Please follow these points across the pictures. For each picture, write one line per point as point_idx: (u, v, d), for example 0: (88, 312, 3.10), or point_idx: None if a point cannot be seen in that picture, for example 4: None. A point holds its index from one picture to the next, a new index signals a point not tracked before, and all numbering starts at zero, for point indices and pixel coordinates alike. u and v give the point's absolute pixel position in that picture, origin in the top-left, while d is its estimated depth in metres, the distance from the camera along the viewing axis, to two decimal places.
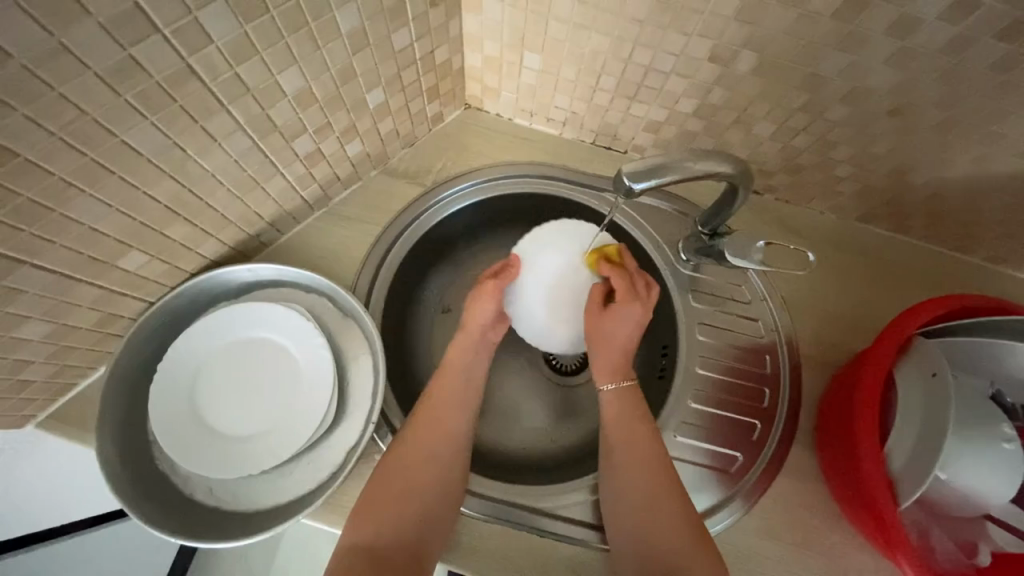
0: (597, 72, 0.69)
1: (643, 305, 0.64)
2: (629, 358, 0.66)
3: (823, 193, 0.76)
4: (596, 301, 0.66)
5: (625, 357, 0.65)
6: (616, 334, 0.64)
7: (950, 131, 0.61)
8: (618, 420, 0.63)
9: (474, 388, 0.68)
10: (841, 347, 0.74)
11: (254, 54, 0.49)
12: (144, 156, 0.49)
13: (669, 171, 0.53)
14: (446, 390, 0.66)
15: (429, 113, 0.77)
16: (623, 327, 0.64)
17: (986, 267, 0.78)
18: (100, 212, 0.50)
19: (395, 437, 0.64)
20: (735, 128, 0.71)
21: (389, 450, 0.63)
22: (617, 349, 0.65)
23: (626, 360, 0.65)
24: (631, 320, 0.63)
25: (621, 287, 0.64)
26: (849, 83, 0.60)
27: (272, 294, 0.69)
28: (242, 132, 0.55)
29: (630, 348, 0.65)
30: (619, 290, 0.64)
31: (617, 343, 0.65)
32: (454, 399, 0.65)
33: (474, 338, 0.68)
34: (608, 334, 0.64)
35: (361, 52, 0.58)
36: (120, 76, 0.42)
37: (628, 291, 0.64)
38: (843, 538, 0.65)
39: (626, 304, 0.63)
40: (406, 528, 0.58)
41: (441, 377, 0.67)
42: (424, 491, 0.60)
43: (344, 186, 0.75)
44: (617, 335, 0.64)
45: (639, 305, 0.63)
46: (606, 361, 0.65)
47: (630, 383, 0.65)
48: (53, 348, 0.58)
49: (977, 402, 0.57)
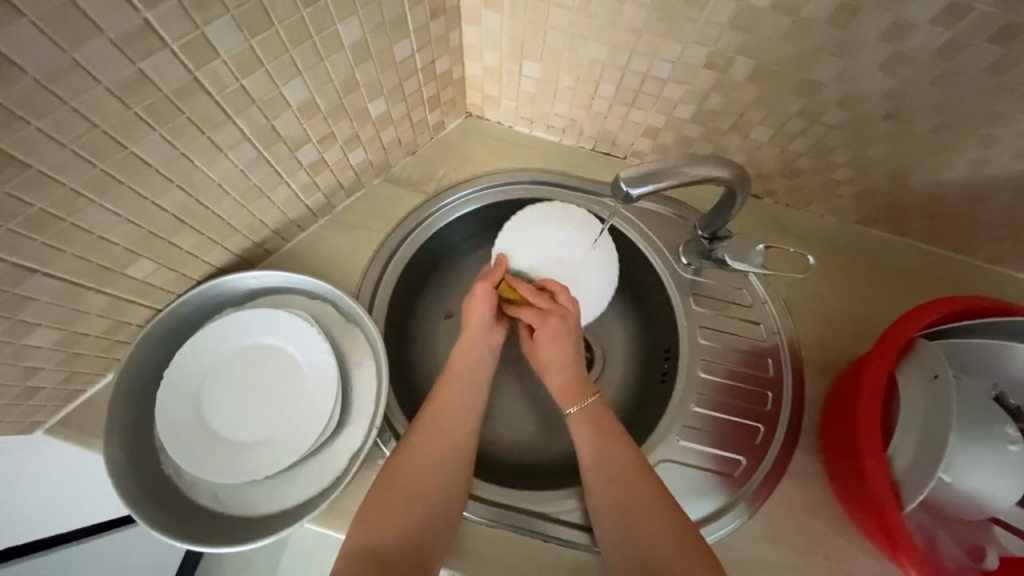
0: (595, 80, 0.70)
1: (562, 318, 0.69)
2: (577, 370, 0.69)
3: (822, 196, 0.77)
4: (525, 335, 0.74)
5: (575, 373, 0.68)
6: (551, 356, 0.69)
7: (947, 134, 0.62)
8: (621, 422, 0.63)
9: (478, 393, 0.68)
10: (843, 350, 0.74)
11: (259, 66, 0.50)
12: (153, 167, 0.51)
13: (666, 177, 0.53)
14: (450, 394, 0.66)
15: (430, 122, 0.78)
16: (554, 346, 0.69)
17: (988, 269, 0.78)
18: (110, 221, 0.51)
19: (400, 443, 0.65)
20: (732, 133, 0.71)
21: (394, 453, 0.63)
22: (561, 369, 0.69)
23: (578, 378, 0.68)
24: (556, 333, 0.68)
25: (530, 317, 0.70)
26: (845, 88, 0.61)
27: (277, 300, 0.70)
28: (247, 143, 0.56)
29: (576, 365, 0.69)
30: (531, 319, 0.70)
31: (559, 363, 0.69)
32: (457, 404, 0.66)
33: (476, 342, 0.70)
34: (547, 359, 0.70)
35: (364, 63, 0.60)
36: (130, 90, 0.44)
37: (538, 315, 0.70)
38: (848, 543, 0.65)
39: (546, 324, 0.69)
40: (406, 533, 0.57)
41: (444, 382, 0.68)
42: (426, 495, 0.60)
43: (347, 194, 0.77)
44: (552, 357, 0.69)
45: (552, 321, 0.68)
46: (560, 385, 0.69)
47: (595, 402, 0.66)
48: (62, 355, 0.59)
49: (981, 403, 0.57)
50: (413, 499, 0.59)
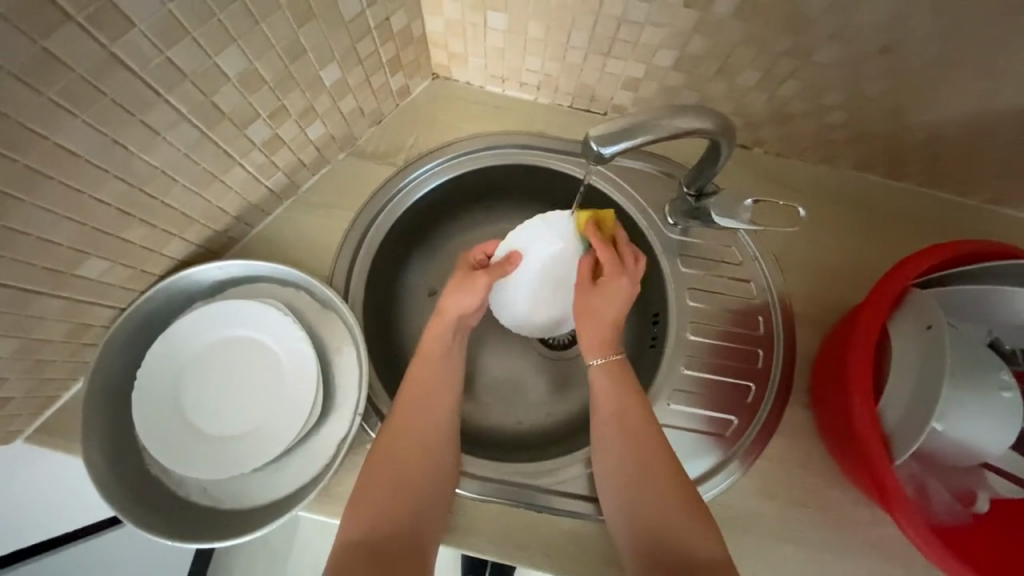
0: (567, 29, 0.64)
1: (632, 280, 0.63)
2: (616, 333, 0.63)
3: (814, 143, 0.73)
4: (587, 267, 0.66)
5: (611, 331, 0.63)
6: (601, 307, 0.63)
7: (946, 66, 0.57)
8: (606, 393, 0.61)
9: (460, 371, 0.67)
10: (837, 303, 0.72)
11: (184, 35, 0.45)
12: (83, 157, 0.46)
13: (642, 131, 0.49)
14: (430, 374, 0.65)
15: (394, 87, 0.72)
16: (612, 300, 0.62)
17: (986, 209, 0.75)
18: (47, 220, 0.48)
19: (382, 428, 0.64)
20: (717, 80, 0.66)
21: (376, 439, 0.62)
22: (604, 322, 0.63)
23: (616, 336, 0.63)
24: (614, 292, 0.62)
25: (608, 260, 0.63)
26: (836, 20, 0.55)
27: (248, 290, 0.67)
28: (187, 123, 0.51)
29: (618, 325, 0.63)
30: (608, 263, 0.63)
31: (603, 319, 0.63)
32: (439, 381, 0.65)
33: (452, 324, 0.67)
34: (591, 305, 0.63)
35: (308, 25, 0.54)
36: (38, 72, 0.39)
37: (619, 263, 0.63)
38: (840, 493, 0.65)
39: (615, 278, 0.63)
40: (400, 516, 0.57)
41: (422, 363, 0.65)
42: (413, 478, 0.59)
43: (312, 172, 0.72)
44: (598, 308, 0.63)
45: (627, 278, 0.63)
46: (592, 333, 0.63)
47: (618, 359, 0.63)
48: (26, 363, 0.57)
49: (975, 350, 0.56)
50: (400, 483, 0.59)
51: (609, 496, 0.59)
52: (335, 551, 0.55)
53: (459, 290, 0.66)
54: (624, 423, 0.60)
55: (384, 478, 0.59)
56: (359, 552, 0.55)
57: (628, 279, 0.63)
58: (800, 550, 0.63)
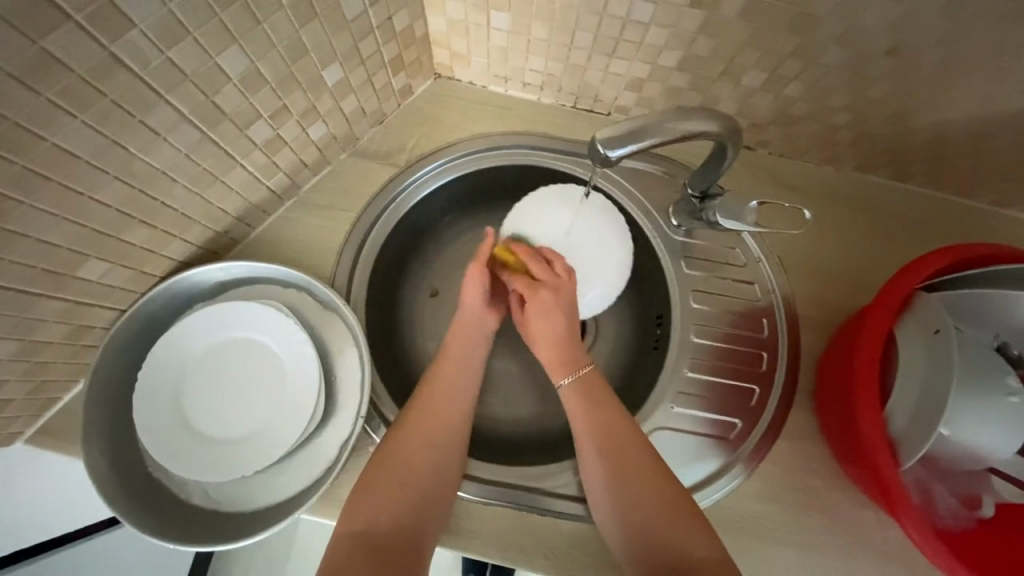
0: (570, 28, 0.64)
1: (553, 293, 0.64)
2: (571, 341, 0.64)
3: (819, 144, 0.72)
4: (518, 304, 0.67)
5: (567, 345, 0.64)
6: (541, 329, 0.65)
7: (955, 67, 0.57)
8: (596, 401, 0.61)
9: (475, 377, 0.66)
10: (841, 306, 0.72)
11: (185, 35, 0.44)
12: (82, 158, 0.46)
13: (649, 134, 0.49)
14: (444, 379, 0.64)
15: (396, 87, 0.72)
16: (548, 319, 0.64)
17: (991, 212, 0.74)
18: (47, 222, 0.47)
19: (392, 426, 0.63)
20: (723, 81, 0.66)
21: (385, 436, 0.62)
22: (552, 341, 0.64)
23: (571, 350, 0.64)
24: (543, 308, 0.64)
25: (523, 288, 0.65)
26: (845, 20, 0.55)
27: (250, 291, 0.66)
28: (188, 124, 0.51)
29: (569, 333, 0.64)
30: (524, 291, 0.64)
31: (554, 335, 0.64)
32: (453, 387, 0.64)
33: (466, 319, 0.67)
34: (541, 331, 0.64)
35: (310, 25, 0.53)
36: (37, 72, 0.38)
37: (531, 286, 0.64)
38: (844, 497, 0.65)
39: (537, 294, 0.64)
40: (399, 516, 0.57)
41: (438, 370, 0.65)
42: (418, 477, 0.59)
43: (313, 172, 0.71)
44: (546, 330, 0.64)
45: (546, 292, 0.63)
46: (552, 356, 0.64)
47: (589, 370, 0.63)
48: (26, 365, 0.56)
49: (979, 353, 0.55)
50: (405, 480, 0.58)
51: (602, 501, 0.59)
52: (335, 543, 0.55)
53: (479, 284, 0.66)
54: (615, 432, 0.59)
55: (389, 476, 0.58)
56: (361, 548, 0.54)
57: (549, 292, 0.64)
58: (804, 555, 0.63)
